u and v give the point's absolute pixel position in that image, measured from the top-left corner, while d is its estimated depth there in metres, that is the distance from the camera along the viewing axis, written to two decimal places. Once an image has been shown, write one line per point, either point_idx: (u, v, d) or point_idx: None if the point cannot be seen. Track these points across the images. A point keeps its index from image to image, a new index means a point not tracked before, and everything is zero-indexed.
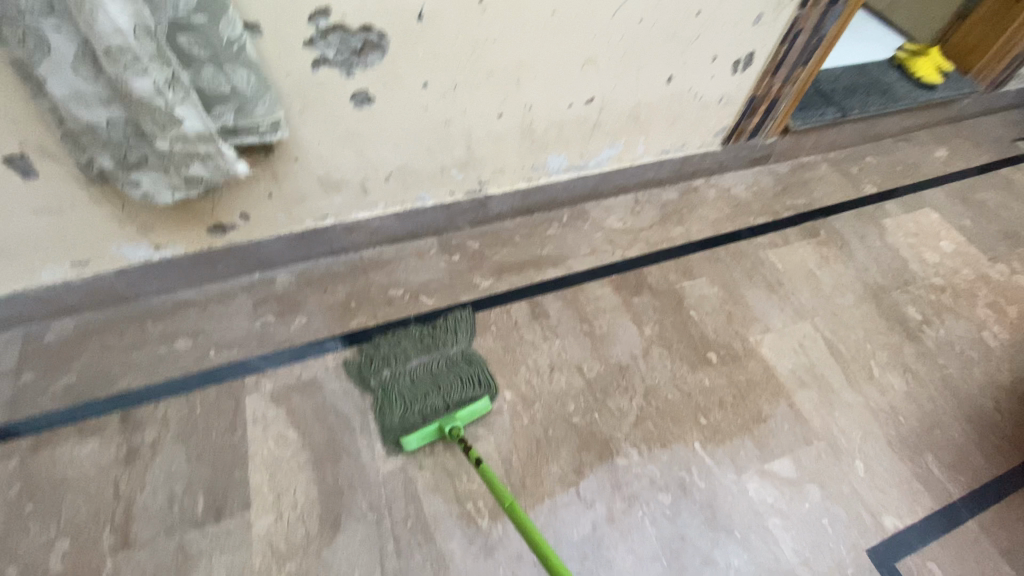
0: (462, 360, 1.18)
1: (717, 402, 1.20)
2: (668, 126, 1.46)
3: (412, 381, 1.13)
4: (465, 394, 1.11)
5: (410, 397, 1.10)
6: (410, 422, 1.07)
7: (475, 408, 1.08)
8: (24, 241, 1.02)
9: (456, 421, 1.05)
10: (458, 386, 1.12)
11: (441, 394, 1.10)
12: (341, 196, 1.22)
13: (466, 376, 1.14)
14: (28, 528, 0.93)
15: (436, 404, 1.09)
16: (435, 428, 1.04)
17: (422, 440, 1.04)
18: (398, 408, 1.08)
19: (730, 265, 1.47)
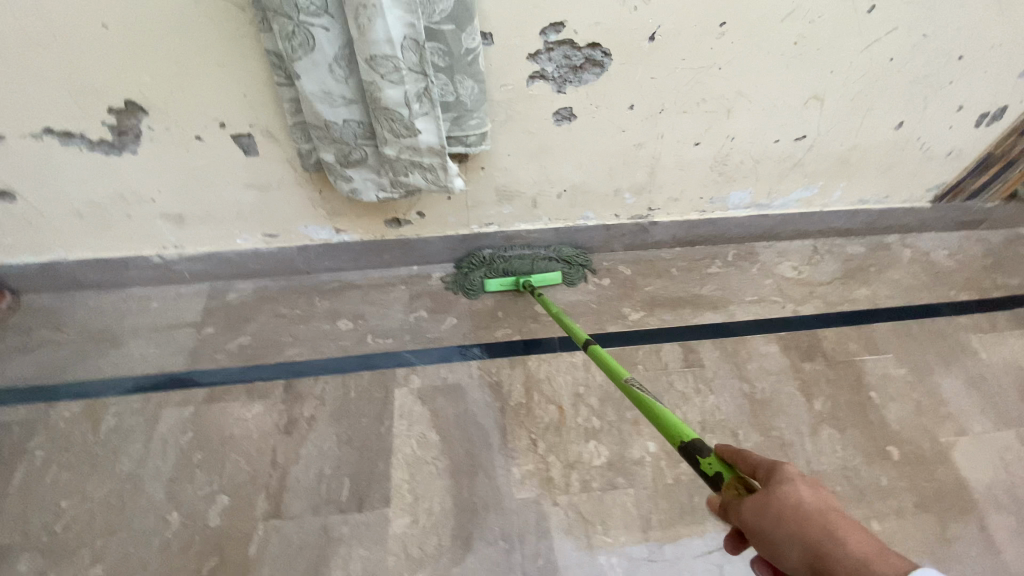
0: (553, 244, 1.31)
1: (894, 507, 1.04)
2: (877, 174, 1.27)
3: (506, 251, 1.28)
4: (543, 264, 1.28)
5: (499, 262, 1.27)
6: (493, 270, 1.27)
7: (548, 278, 1.27)
8: (232, 209, 1.09)
9: (530, 281, 1.25)
10: (541, 265, 1.28)
11: (526, 261, 1.27)
12: (511, 207, 1.19)
13: (551, 261, 1.29)
14: (197, 475, 1.01)
15: (519, 266, 1.28)
16: (513, 281, 1.26)
17: (501, 285, 1.26)
18: (490, 257, 1.27)
19: (922, 344, 1.27)
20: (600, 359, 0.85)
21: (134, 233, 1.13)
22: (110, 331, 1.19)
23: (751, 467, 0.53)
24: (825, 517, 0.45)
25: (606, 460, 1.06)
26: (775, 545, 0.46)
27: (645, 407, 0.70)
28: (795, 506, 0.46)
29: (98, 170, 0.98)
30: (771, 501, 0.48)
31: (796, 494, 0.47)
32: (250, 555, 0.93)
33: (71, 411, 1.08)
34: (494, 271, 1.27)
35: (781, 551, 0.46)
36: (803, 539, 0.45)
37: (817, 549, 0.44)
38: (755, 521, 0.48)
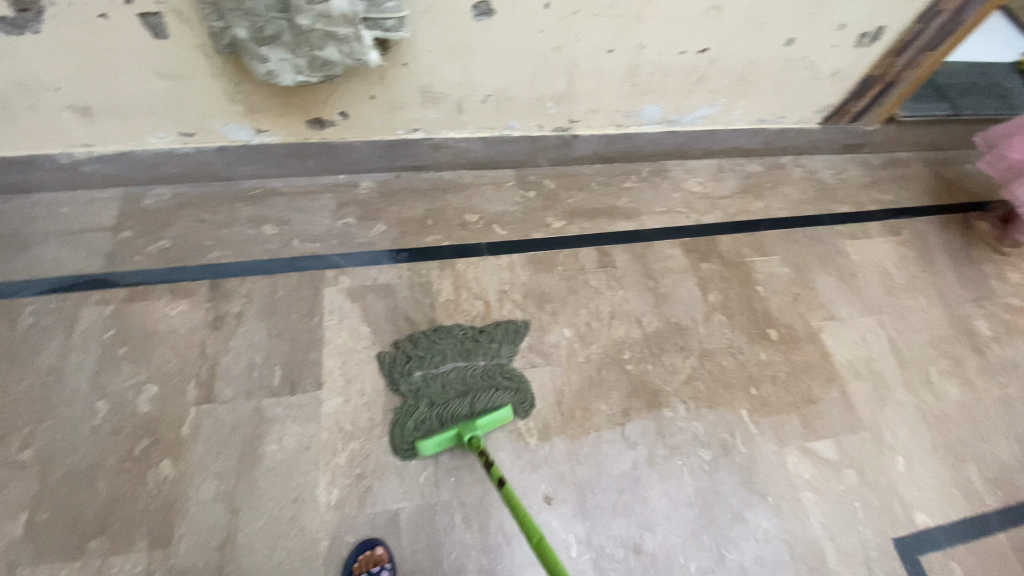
0: (497, 362, 1.13)
1: (770, 377, 1.22)
2: (772, 93, 1.40)
3: (443, 380, 1.09)
4: (493, 402, 1.06)
5: (433, 415, 1.04)
6: (429, 423, 1.03)
7: (497, 416, 1.02)
8: (143, 102, 1.06)
9: (476, 430, 0.98)
10: (489, 394, 1.07)
11: (469, 402, 1.06)
12: (437, 111, 1.22)
13: (499, 385, 1.09)
14: (123, 367, 1.01)
15: (458, 411, 1.05)
16: (453, 434, 0.98)
17: (438, 445, 0.98)
18: (425, 409, 1.04)
19: (804, 249, 1.45)
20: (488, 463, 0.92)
21: (36, 128, 1.06)
22: (15, 236, 1.13)
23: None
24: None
25: (526, 345, 1.16)
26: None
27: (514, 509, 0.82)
28: None
29: None
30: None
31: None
32: (184, 435, 0.97)
33: None
34: (428, 433, 1.01)
35: None
36: None
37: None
38: None
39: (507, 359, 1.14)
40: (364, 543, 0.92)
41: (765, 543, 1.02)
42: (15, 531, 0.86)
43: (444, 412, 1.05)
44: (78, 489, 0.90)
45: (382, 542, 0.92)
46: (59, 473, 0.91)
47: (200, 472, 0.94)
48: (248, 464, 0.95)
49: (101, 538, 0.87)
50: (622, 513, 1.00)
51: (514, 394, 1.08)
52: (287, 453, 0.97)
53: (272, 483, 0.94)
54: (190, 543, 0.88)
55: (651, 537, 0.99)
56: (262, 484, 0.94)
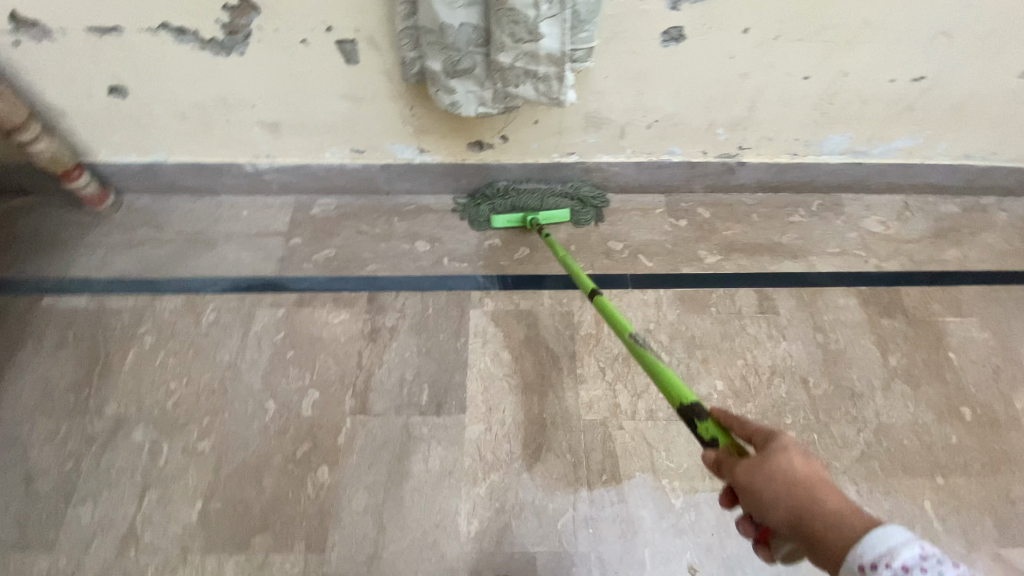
0: (572, 184, 1.28)
1: (961, 465, 1.04)
2: (992, 127, 1.19)
3: (521, 182, 1.27)
4: (555, 203, 1.26)
5: (509, 196, 1.26)
6: (501, 203, 1.25)
7: (557, 214, 1.25)
8: (325, 121, 1.11)
9: (538, 219, 1.24)
10: (555, 202, 1.26)
11: (539, 197, 1.26)
12: (597, 135, 1.17)
13: (565, 200, 1.27)
14: (290, 370, 1.09)
15: (527, 202, 1.26)
16: (520, 217, 1.24)
17: (508, 223, 1.25)
18: (503, 192, 1.26)
19: (1012, 311, 1.22)
20: (607, 312, 0.89)
21: (230, 139, 1.16)
22: (204, 235, 1.25)
23: (749, 434, 0.60)
24: (817, 480, 0.53)
25: None
26: (760, 499, 0.53)
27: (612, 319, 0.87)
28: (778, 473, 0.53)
29: (204, 70, 1.01)
30: (763, 462, 0.54)
31: (788, 460, 0.54)
32: (340, 444, 1.02)
33: (174, 304, 1.16)
34: (502, 208, 1.26)
35: (766, 508, 0.53)
36: (790, 501, 0.52)
37: (802, 508, 0.51)
38: (745, 480, 0.55)
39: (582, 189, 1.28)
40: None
41: None
42: (196, 515, 0.95)
43: (520, 191, 1.26)
44: (248, 484, 0.98)
45: None
46: (234, 464, 0.99)
47: (353, 484, 0.98)
48: (395, 481, 0.98)
49: (265, 534, 0.94)
50: None
51: (576, 201, 1.28)
52: (431, 476, 0.99)
53: (417, 505, 0.96)
54: (342, 552, 0.93)
55: None
56: (407, 504, 0.96)
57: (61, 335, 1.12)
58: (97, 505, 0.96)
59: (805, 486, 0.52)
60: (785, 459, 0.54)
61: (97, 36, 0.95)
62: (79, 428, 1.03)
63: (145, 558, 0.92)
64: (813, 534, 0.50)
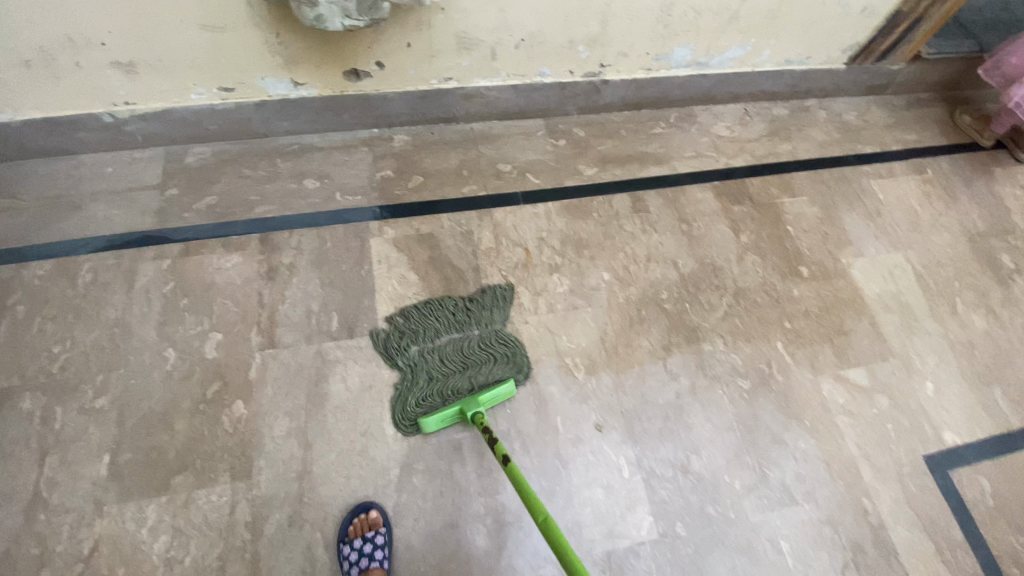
0: (492, 329, 1.12)
1: (802, 311, 1.26)
2: (800, 32, 1.40)
3: (440, 355, 1.08)
4: (498, 374, 1.06)
5: (435, 375, 1.05)
6: (430, 400, 1.02)
7: (500, 391, 1.01)
8: (185, 56, 1.06)
9: (478, 406, 0.98)
10: (486, 366, 1.07)
11: (468, 377, 1.05)
12: (470, 58, 1.22)
13: (497, 350, 1.09)
14: (187, 317, 1.05)
15: (459, 388, 1.04)
16: (455, 411, 0.98)
17: (442, 423, 0.98)
18: (425, 383, 1.04)
19: (832, 189, 1.47)
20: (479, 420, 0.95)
21: (80, 86, 1.07)
22: (66, 197, 1.16)
23: None
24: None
25: (568, 287, 1.20)
26: None
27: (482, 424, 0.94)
28: None
29: (44, 7, 0.93)
30: None
31: None
32: (253, 378, 1.01)
33: (42, 270, 1.07)
34: (432, 408, 1.01)
35: None
36: None
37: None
38: None
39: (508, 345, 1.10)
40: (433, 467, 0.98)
41: (803, 461, 1.08)
42: (106, 469, 0.92)
43: (446, 385, 1.04)
44: (158, 430, 0.95)
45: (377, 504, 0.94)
46: (139, 415, 0.96)
47: (272, 412, 0.99)
48: (316, 402, 1.01)
49: (186, 473, 0.93)
50: (669, 437, 1.05)
51: (512, 368, 1.08)
52: (352, 392, 1.03)
53: (341, 419, 1.00)
54: (270, 474, 0.94)
55: (697, 458, 1.04)
56: (331, 420, 1.00)
57: None
58: None
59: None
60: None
61: None
62: None
63: (57, 519, 0.88)
64: None
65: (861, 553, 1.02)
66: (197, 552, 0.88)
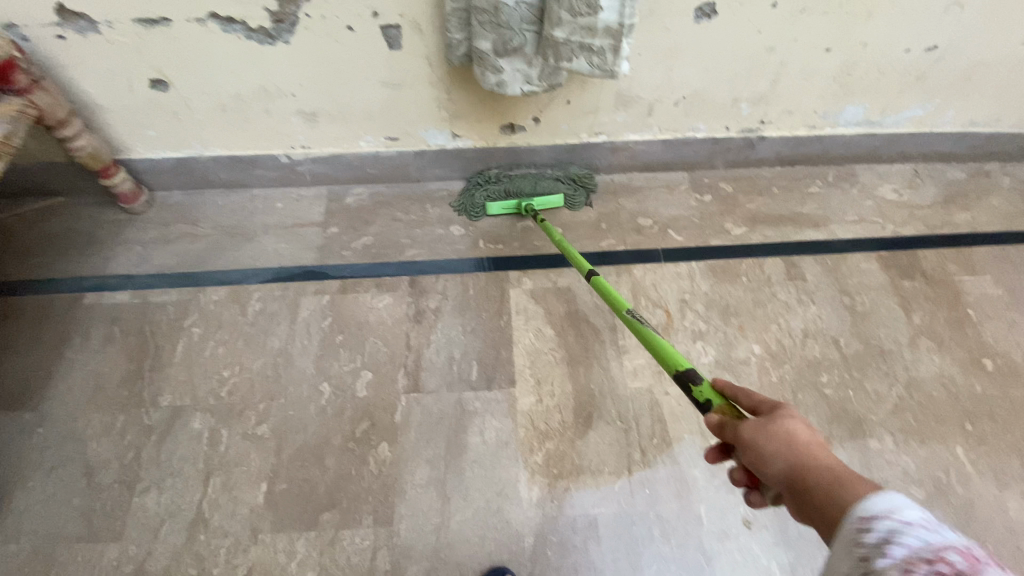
0: (566, 167, 1.31)
1: (987, 412, 1.09)
2: (997, 93, 1.25)
3: (514, 168, 1.29)
4: (555, 185, 1.29)
5: (505, 178, 1.28)
6: (495, 190, 1.27)
7: (550, 201, 1.26)
8: (363, 109, 1.13)
9: (532, 205, 1.25)
10: (551, 186, 1.28)
11: (533, 181, 1.27)
12: (626, 114, 1.20)
13: (564, 180, 1.30)
14: (340, 354, 1.11)
15: (521, 188, 1.27)
16: (515, 203, 1.25)
17: (503, 209, 1.26)
18: (494, 180, 1.28)
19: (1023, 268, 1.28)
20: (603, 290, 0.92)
21: (266, 130, 1.17)
22: (240, 227, 1.26)
23: (755, 403, 0.57)
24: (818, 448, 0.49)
25: (713, 358, 1.13)
26: (760, 454, 0.51)
27: (605, 292, 0.92)
28: (784, 432, 0.51)
29: (246, 61, 1.02)
30: (767, 423, 0.52)
31: (793, 424, 0.52)
32: (397, 421, 1.04)
33: (220, 296, 1.17)
34: (497, 194, 1.27)
35: (766, 463, 0.51)
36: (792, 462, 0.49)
37: (802, 468, 0.48)
38: (748, 439, 0.53)
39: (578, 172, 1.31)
40: (568, 543, 0.94)
41: None
42: (262, 497, 0.97)
43: (514, 176, 1.28)
44: (311, 465, 1.00)
45: (510, 572, 0.91)
46: (295, 446, 1.02)
47: (414, 458, 1.01)
48: (455, 454, 1.02)
49: (332, 511, 0.96)
50: None
51: (571, 185, 1.30)
52: (489, 446, 1.02)
53: (478, 475, 1.00)
54: (410, 524, 0.95)
55: None
56: (469, 475, 1.00)
57: (110, 329, 1.14)
58: (163, 493, 0.97)
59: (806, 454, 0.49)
60: (790, 424, 0.52)
61: (143, 27, 0.96)
62: (135, 420, 1.04)
63: (216, 541, 0.94)
64: (806, 487, 0.47)
65: None
66: None
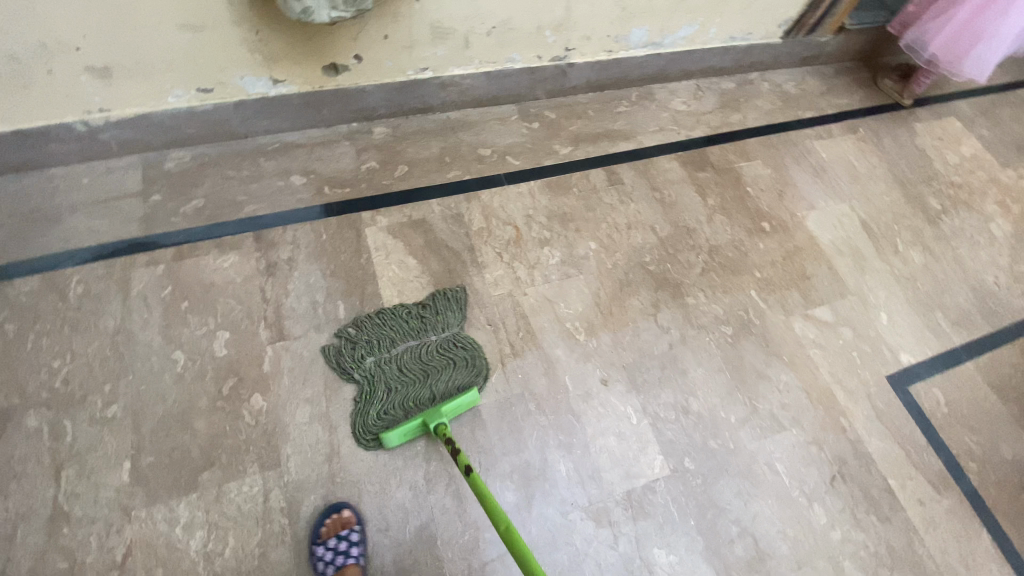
0: (449, 335, 1.11)
1: (769, 261, 1.38)
2: (741, 11, 1.53)
3: (399, 367, 1.06)
4: (462, 380, 1.06)
5: (397, 383, 1.04)
6: (391, 418, 1.00)
7: (464, 400, 1.02)
8: (163, 58, 1.06)
9: (441, 416, 0.98)
10: (450, 368, 1.07)
11: (433, 379, 1.05)
12: (445, 48, 1.27)
13: (457, 353, 1.09)
14: (192, 319, 1.05)
15: (422, 398, 1.03)
16: (418, 423, 0.98)
17: (404, 436, 0.98)
18: (386, 403, 1.02)
19: (781, 152, 1.60)
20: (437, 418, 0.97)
21: (47, 94, 1.04)
22: (38, 210, 1.11)
23: None
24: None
25: (560, 258, 1.27)
26: None
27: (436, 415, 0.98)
28: None
29: (3, 9, 0.90)
30: None
31: None
32: (269, 370, 1.03)
33: (28, 285, 1.04)
34: (394, 413, 1.01)
35: None
36: None
37: None
38: None
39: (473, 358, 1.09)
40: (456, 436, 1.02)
41: (786, 392, 1.20)
42: (128, 475, 0.91)
43: (409, 382, 1.05)
44: (179, 430, 0.95)
45: (350, 505, 0.93)
46: (156, 417, 0.96)
47: (293, 401, 1.01)
48: (334, 387, 1.03)
49: (213, 469, 0.93)
50: (668, 383, 1.14)
51: (466, 359, 1.09)
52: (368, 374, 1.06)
53: (361, 400, 1.03)
54: (300, 459, 0.96)
55: (695, 399, 1.13)
56: (352, 402, 1.02)
57: None
58: (4, 500, 0.87)
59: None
60: None
61: None
62: None
63: (86, 530, 0.86)
64: None
65: (846, 466, 1.14)
66: (237, 543, 0.89)
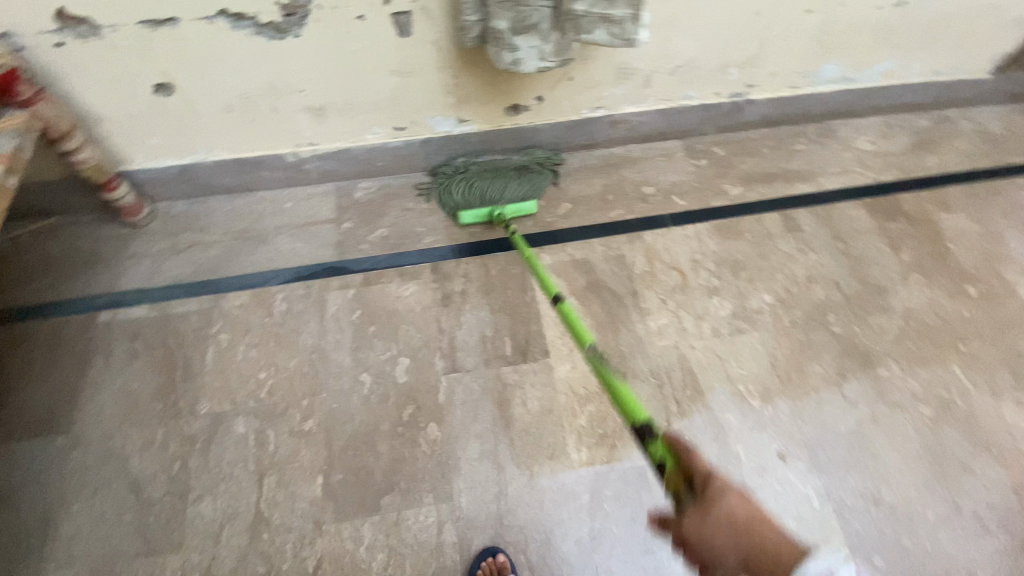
0: (528, 158, 1.32)
1: (975, 332, 1.20)
2: (955, 44, 1.35)
3: (480, 172, 1.28)
4: (527, 188, 1.28)
5: (475, 186, 1.27)
6: (465, 199, 1.25)
7: (523, 206, 1.26)
8: (371, 100, 1.13)
9: (504, 214, 1.24)
10: (520, 181, 1.28)
11: (502, 185, 1.26)
12: (625, 87, 1.25)
13: (528, 171, 1.30)
14: (374, 344, 1.12)
15: (492, 194, 1.26)
16: (486, 212, 1.24)
17: (474, 218, 1.25)
18: (460, 187, 1.26)
19: (989, 203, 1.40)
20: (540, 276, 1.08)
21: (272, 129, 1.16)
22: (252, 230, 1.25)
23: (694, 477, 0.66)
24: (756, 520, 0.59)
25: (730, 311, 1.19)
26: (713, 548, 0.60)
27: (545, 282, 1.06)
28: (728, 514, 0.60)
29: (257, 58, 1.02)
30: (711, 509, 0.61)
31: (729, 503, 0.60)
32: (442, 402, 1.07)
33: (241, 300, 1.16)
34: (467, 202, 1.25)
35: (722, 557, 0.59)
36: (742, 548, 0.58)
37: (746, 558, 0.57)
38: (698, 533, 0.61)
39: (539, 160, 1.33)
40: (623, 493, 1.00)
41: (1000, 494, 1.04)
42: (320, 489, 0.99)
43: (485, 184, 1.26)
44: (364, 453, 1.02)
45: (502, 550, 0.94)
46: (345, 437, 1.03)
47: (464, 435, 1.04)
48: (503, 426, 1.05)
49: (393, 494, 0.98)
50: (856, 467, 1.04)
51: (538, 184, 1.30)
52: (534, 416, 1.06)
53: (528, 442, 1.04)
54: (471, 496, 0.99)
55: (888, 488, 1.02)
56: (520, 443, 1.03)
57: (133, 345, 1.11)
58: (222, 497, 0.98)
59: (745, 530, 0.59)
60: (729, 505, 0.60)
61: (149, 29, 0.94)
62: (176, 431, 1.03)
63: (281, 538, 0.95)
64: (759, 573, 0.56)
65: None
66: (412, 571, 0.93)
